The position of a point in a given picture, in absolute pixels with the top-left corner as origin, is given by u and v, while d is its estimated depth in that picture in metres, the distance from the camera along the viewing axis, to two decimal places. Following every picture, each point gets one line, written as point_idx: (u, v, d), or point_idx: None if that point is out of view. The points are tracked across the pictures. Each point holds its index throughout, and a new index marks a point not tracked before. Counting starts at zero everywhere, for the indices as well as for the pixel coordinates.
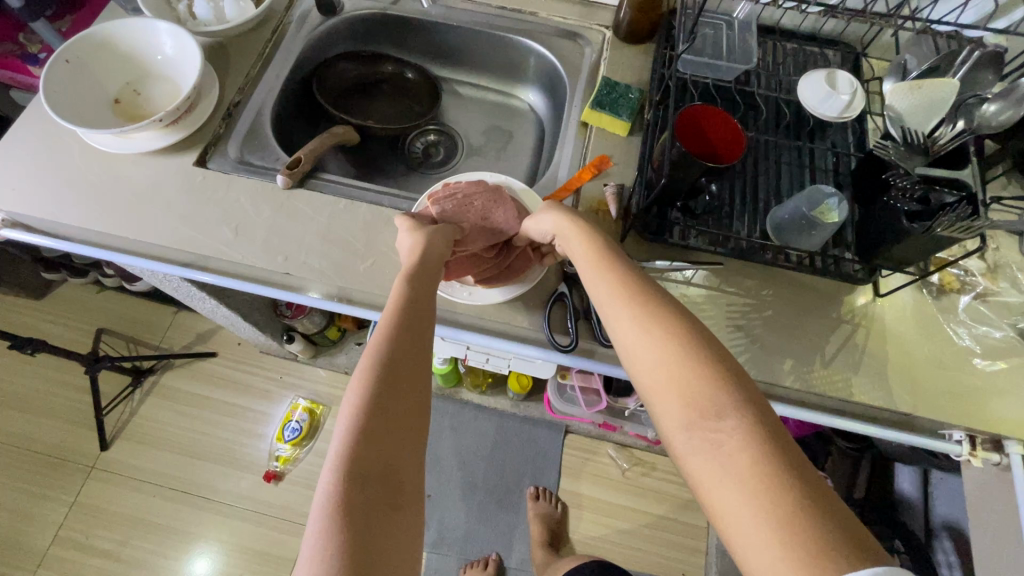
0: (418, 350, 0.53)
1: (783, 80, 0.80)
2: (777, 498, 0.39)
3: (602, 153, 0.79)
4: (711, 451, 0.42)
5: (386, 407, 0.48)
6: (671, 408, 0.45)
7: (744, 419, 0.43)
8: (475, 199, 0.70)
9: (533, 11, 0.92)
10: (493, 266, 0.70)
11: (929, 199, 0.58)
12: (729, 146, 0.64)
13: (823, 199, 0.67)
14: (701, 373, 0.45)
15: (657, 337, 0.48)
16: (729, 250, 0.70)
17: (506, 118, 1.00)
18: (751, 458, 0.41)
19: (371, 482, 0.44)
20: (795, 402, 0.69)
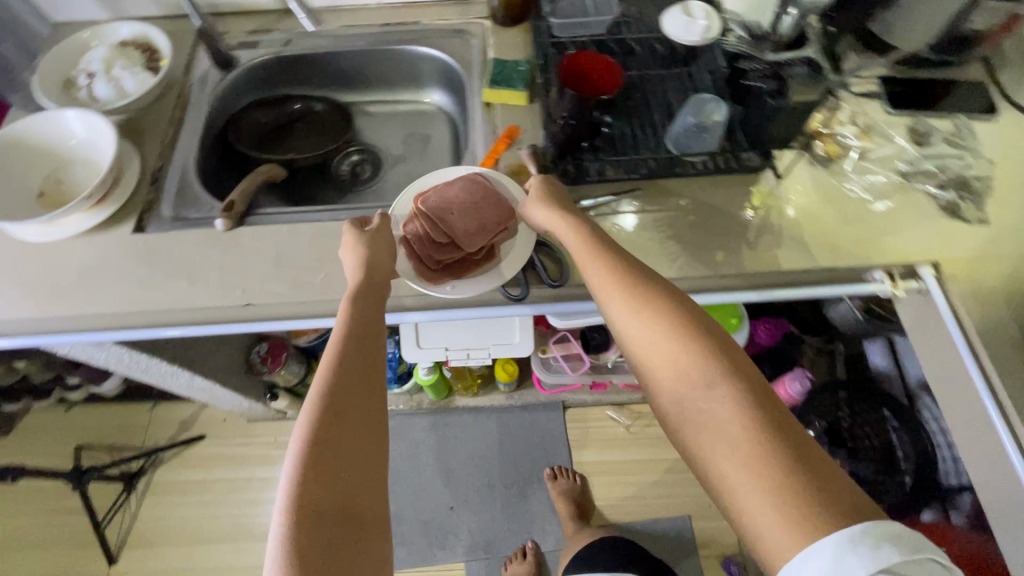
0: (373, 385, 0.57)
1: (649, 22, 0.89)
2: (765, 462, 0.45)
3: (511, 124, 0.86)
4: (707, 424, 0.49)
5: (336, 444, 0.52)
6: (669, 385, 0.53)
7: (729, 393, 0.49)
8: (461, 198, 0.74)
9: (416, 21, 0.99)
10: (464, 263, 0.74)
11: (781, 74, 0.68)
12: (607, 79, 0.72)
13: (705, 105, 0.77)
14: (687, 352, 0.52)
15: (641, 323, 0.55)
16: (642, 172, 0.78)
17: (419, 122, 1.06)
18: (741, 426, 0.48)
19: (330, 517, 0.49)
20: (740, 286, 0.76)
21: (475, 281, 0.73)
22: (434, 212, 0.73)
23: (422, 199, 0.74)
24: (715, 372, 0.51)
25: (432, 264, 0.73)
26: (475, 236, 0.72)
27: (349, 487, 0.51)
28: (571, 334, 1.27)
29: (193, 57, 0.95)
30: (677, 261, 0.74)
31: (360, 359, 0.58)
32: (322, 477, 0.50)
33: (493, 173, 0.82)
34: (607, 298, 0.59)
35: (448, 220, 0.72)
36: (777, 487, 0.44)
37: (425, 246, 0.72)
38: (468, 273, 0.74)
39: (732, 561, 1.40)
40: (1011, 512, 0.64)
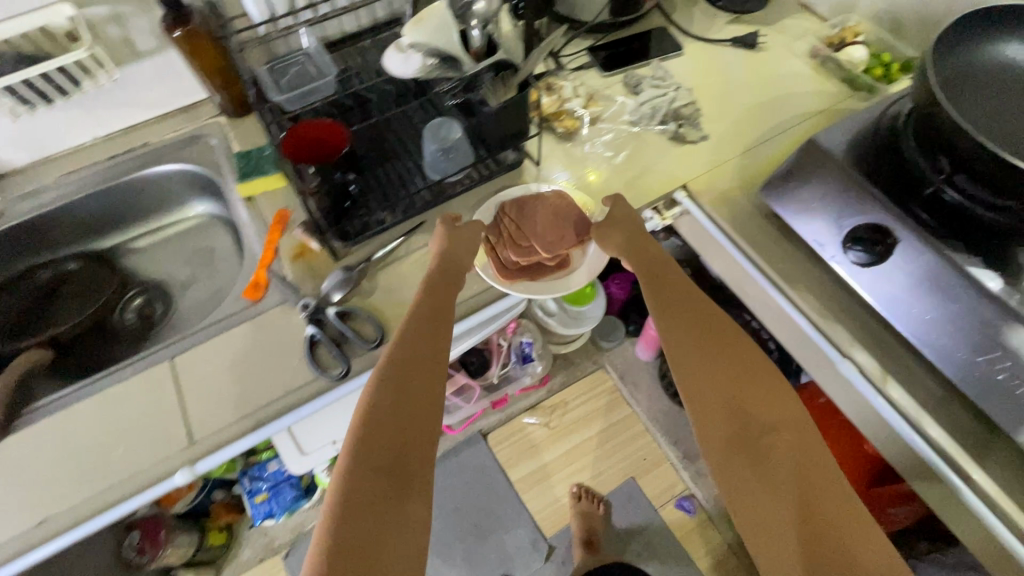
0: (427, 401, 0.61)
1: (373, 69, 0.94)
2: (808, 495, 0.55)
3: (280, 207, 0.84)
4: (768, 457, 0.57)
5: (398, 431, 0.57)
6: (741, 397, 0.62)
7: (788, 436, 0.59)
8: (548, 211, 0.79)
9: (146, 142, 0.93)
10: (533, 270, 0.79)
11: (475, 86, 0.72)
12: (332, 137, 0.72)
13: (439, 128, 0.78)
14: (753, 395, 0.62)
15: (714, 358, 0.64)
16: (420, 206, 0.81)
17: (197, 238, 1.00)
18: (796, 466, 0.57)
19: (383, 482, 0.55)
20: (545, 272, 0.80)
21: (536, 285, 0.78)
22: (518, 216, 0.79)
23: (505, 204, 0.81)
24: (782, 417, 0.60)
25: (508, 264, 0.78)
26: (554, 245, 0.77)
27: (394, 471, 0.56)
28: (451, 368, 1.28)
29: None
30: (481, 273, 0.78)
31: (420, 374, 0.62)
32: (372, 450, 0.56)
33: (278, 264, 0.79)
34: (679, 332, 0.66)
35: (532, 227, 0.78)
36: (818, 518, 0.54)
37: (506, 248, 0.77)
38: (533, 278, 0.78)
39: (683, 497, 1.51)
40: (814, 361, 0.76)
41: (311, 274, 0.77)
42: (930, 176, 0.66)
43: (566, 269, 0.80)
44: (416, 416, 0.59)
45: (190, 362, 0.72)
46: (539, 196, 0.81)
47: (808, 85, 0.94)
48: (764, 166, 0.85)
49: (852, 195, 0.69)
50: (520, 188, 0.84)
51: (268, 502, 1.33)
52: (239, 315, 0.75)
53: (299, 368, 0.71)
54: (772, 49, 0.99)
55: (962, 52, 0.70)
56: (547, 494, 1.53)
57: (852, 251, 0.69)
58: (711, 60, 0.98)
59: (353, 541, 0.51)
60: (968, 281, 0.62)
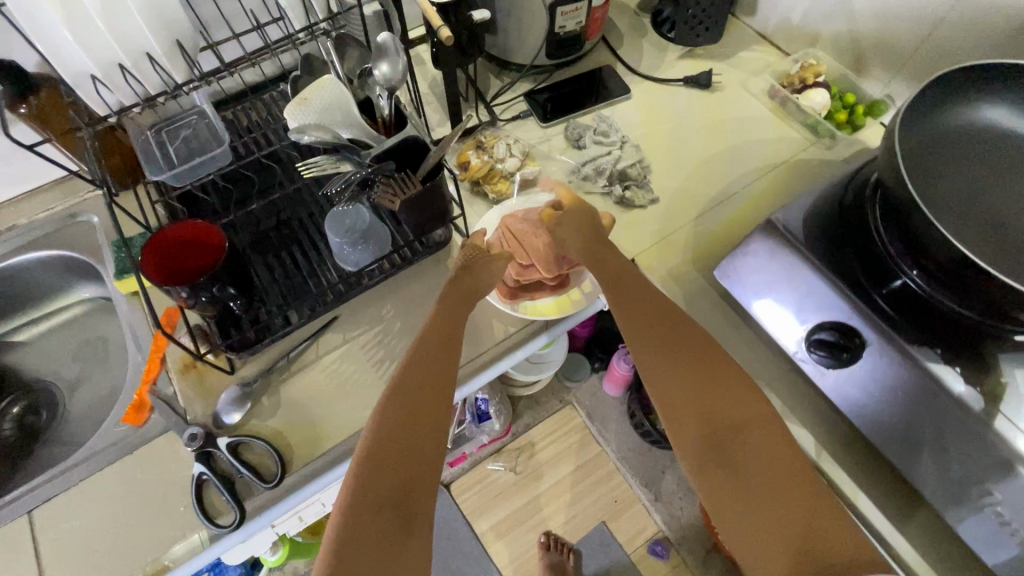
0: (421, 421, 0.52)
1: (278, 129, 0.82)
2: (789, 495, 0.48)
3: (168, 305, 0.72)
4: (738, 459, 0.50)
5: (390, 457, 0.50)
6: (706, 390, 0.53)
7: (764, 434, 0.51)
8: (549, 225, 0.71)
9: (12, 226, 0.80)
10: (534, 287, 0.71)
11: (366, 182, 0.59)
12: (213, 242, 0.61)
13: (342, 218, 0.67)
14: (721, 389, 0.53)
15: (678, 348, 0.56)
16: (328, 302, 0.69)
17: (87, 327, 0.87)
18: (771, 469, 0.49)
19: (388, 512, 0.48)
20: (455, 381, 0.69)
21: (535, 305, 0.71)
22: (520, 231, 0.71)
23: (508, 216, 0.73)
24: (750, 414, 0.52)
25: (509, 282, 0.70)
26: (555, 263, 0.69)
27: (402, 488, 0.49)
28: None
29: None
30: None
31: (426, 376, 0.55)
32: (376, 477, 0.49)
33: (164, 380, 0.68)
34: (645, 316, 0.58)
35: (532, 243, 0.70)
36: (807, 527, 0.46)
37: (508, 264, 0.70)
38: (533, 295, 0.71)
39: (656, 541, 1.44)
40: None
41: (202, 392, 0.66)
42: (891, 267, 0.59)
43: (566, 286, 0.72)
44: (418, 439, 0.52)
45: (55, 514, 0.61)
46: (539, 209, 0.74)
47: (767, 130, 0.86)
48: (721, 232, 0.77)
49: (810, 283, 0.61)
50: (523, 201, 0.76)
51: None
52: (115, 448, 0.64)
53: (185, 517, 0.60)
54: (728, 87, 0.90)
55: (934, 116, 0.62)
56: (514, 545, 1.45)
57: (815, 353, 0.59)
58: (661, 104, 0.88)
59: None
60: (934, 389, 0.55)
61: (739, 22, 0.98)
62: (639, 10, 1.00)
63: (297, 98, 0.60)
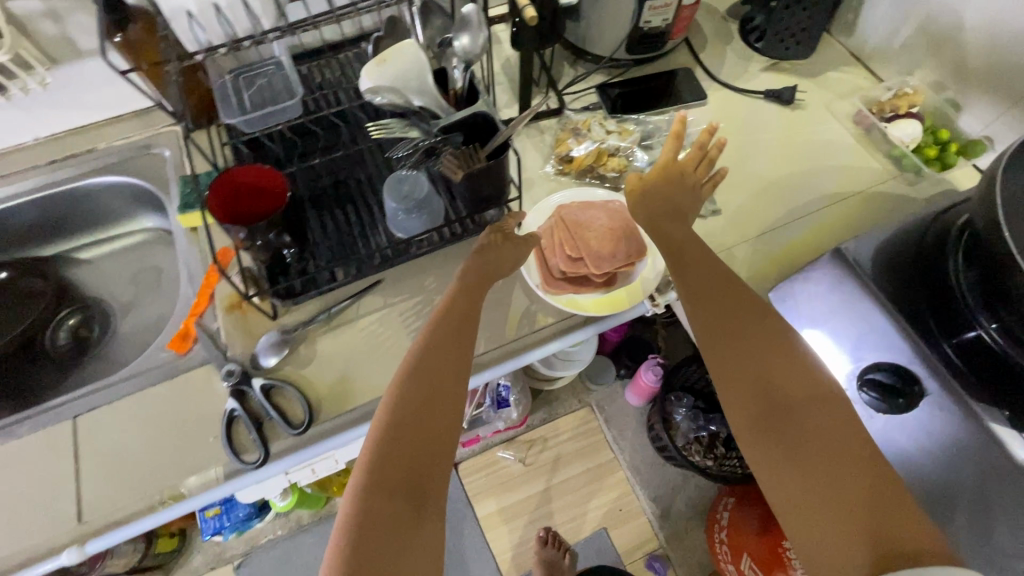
0: (441, 391, 0.53)
1: (350, 89, 0.83)
2: (850, 475, 0.46)
3: (223, 245, 0.74)
4: (805, 435, 0.48)
5: (406, 428, 0.50)
6: (764, 370, 0.52)
7: (833, 409, 0.49)
8: (604, 222, 0.71)
9: (91, 148, 0.84)
10: (578, 281, 0.69)
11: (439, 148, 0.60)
12: (274, 188, 0.62)
13: (400, 184, 0.68)
14: (789, 362, 0.52)
15: (746, 317, 0.54)
16: (376, 265, 0.70)
17: (146, 255, 0.91)
18: (845, 445, 0.47)
19: (399, 498, 0.48)
20: (484, 364, 0.69)
21: (575, 300, 0.69)
22: (573, 224, 0.70)
23: (562, 207, 0.72)
24: (814, 392, 0.50)
25: (552, 271, 0.69)
26: (604, 260, 0.68)
27: (422, 459, 0.50)
28: None
29: None
30: None
31: (443, 356, 0.55)
32: (386, 452, 0.49)
33: (210, 315, 0.70)
34: (694, 283, 0.56)
35: (585, 236, 0.69)
36: (864, 511, 0.44)
37: (557, 253, 0.69)
38: (576, 290, 0.69)
39: (654, 557, 1.41)
40: None
41: (243, 333, 0.68)
42: (966, 317, 0.55)
43: (610, 287, 0.69)
44: (436, 410, 0.52)
45: (93, 425, 0.63)
46: (595, 206, 0.73)
47: (845, 157, 0.81)
48: (780, 256, 0.74)
49: (869, 321, 0.58)
50: (581, 193, 0.75)
51: (218, 518, 1.27)
52: (156, 372, 0.67)
53: (213, 447, 0.62)
54: (811, 107, 0.86)
55: None
56: (511, 535, 1.45)
57: (865, 393, 0.56)
58: (737, 115, 0.85)
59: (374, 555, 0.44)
60: (992, 452, 0.51)
61: (833, 40, 0.93)
62: (728, 14, 0.96)
63: (378, 55, 0.60)
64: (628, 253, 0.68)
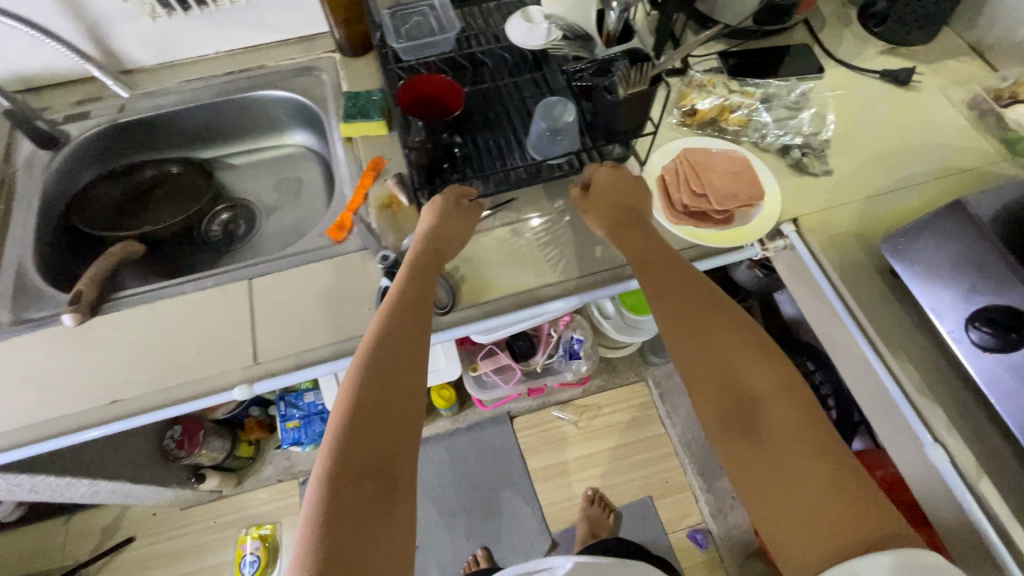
0: (413, 366, 0.60)
1: (495, 32, 0.91)
2: (805, 474, 0.50)
3: (376, 155, 0.83)
4: (765, 432, 0.53)
5: (381, 405, 0.56)
6: (718, 384, 0.57)
7: (777, 414, 0.54)
8: (728, 165, 0.78)
9: (260, 65, 0.94)
10: (700, 215, 0.76)
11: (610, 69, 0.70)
12: (452, 98, 0.71)
13: (553, 108, 0.74)
14: (743, 361, 0.58)
15: (703, 323, 0.61)
16: (513, 183, 0.78)
17: (289, 168, 1.01)
18: (799, 435, 0.52)
19: (369, 480, 0.52)
20: (603, 281, 0.75)
21: (697, 232, 0.75)
22: (699, 165, 0.77)
23: (689, 151, 0.79)
24: (767, 394, 0.56)
25: (676, 206, 0.76)
26: (727, 199, 0.74)
27: (399, 429, 0.56)
28: (497, 346, 1.28)
29: (13, 142, 0.85)
30: (559, 264, 0.75)
31: (416, 324, 0.63)
32: (360, 431, 0.54)
33: (364, 212, 0.79)
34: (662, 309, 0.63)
35: (710, 176, 0.76)
36: (824, 503, 0.49)
37: (682, 190, 0.76)
38: (699, 223, 0.76)
39: (697, 530, 1.45)
40: (890, 432, 0.71)
41: (394, 228, 0.78)
42: None
43: (728, 224, 0.76)
44: (407, 386, 0.58)
45: (265, 287, 0.73)
46: (717, 152, 0.79)
47: (957, 137, 0.85)
48: (890, 218, 0.78)
49: (989, 270, 0.63)
50: (705, 142, 0.81)
51: (298, 430, 1.37)
52: (319, 252, 0.76)
53: (366, 316, 0.71)
54: (925, 90, 0.90)
55: None
56: (559, 490, 1.52)
57: (977, 330, 0.62)
58: (853, 90, 0.89)
59: (354, 526, 0.49)
60: None
61: (951, 32, 0.97)
62: (848, 1, 1.01)
63: None
64: (748, 196, 0.75)
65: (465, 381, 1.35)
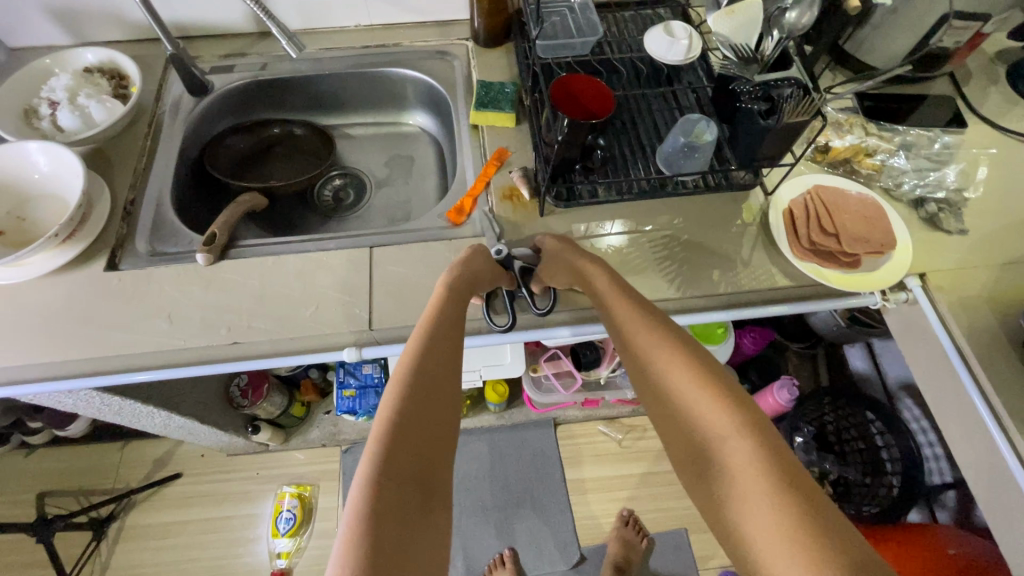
0: (441, 376, 0.59)
1: (632, 43, 0.91)
2: (776, 501, 0.48)
3: (500, 146, 0.85)
4: (730, 466, 0.51)
5: (408, 415, 0.54)
6: (694, 421, 0.55)
7: (741, 444, 0.52)
8: (861, 208, 0.76)
9: (397, 43, 0.97)
10: (826, 254, 0.74)
11: (772, 95, 0.69)
12: (599, 102, 0.71)
13: (694, 125, 0.75)
14: (701, 391, 0.55)
15: (654, 369, 0.60)
16: (634, 193, 0.78)
17: (402, 145, 1.04)
18: (755, 468, 0.50)
19: (405, 498, 0.51)
20: (711, 305, 0.75)
21: (823, 269, 0.74)
22: (831, 205, 0.76)
23: (822, 188, 0.78)
24: (727, 422, 0.53)
25: (804, 241, 0.75)
26: (858, 243, 0.73)
27: (426, 443, 0.55)
28: (562, 351, 1.27)
29: (165, 84, 0.90)
30: (675, 281, 0.75)
31: (450, 338, 0.62)
32: (395, 447, 0.52)
33: (484, 199, 0.81)
34: (636, 346, 0.62)
35: (841, 218, 0.75)
36: (791, 532, 0.46)
37: (811, 225, 0.75)
38: (826, 262, 0.74)
39: (729, 571, 1.41)
40: (1001, 510, 0.67)
41: (513, 220, 0.79)
42: None
43: (854, 269, 0.74)
44: (436, 398, 0.57)
45: (386, 257, 0.75)
46: (848, 193, 0.78)
47: None
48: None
49: None
50: (838, 182, 0.79)
51: (353, 400, 1.38)
52: (438, 233, 0.78)
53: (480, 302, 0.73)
54: None
55: None
56: (593, 506, 1.50)
57: None
58: (995, 150, 0.86)
59: (390, 544, 0.47)
60: None
61: None
62: (995, 58, 0.97)
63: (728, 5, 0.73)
64: (879, 242, 0.73)
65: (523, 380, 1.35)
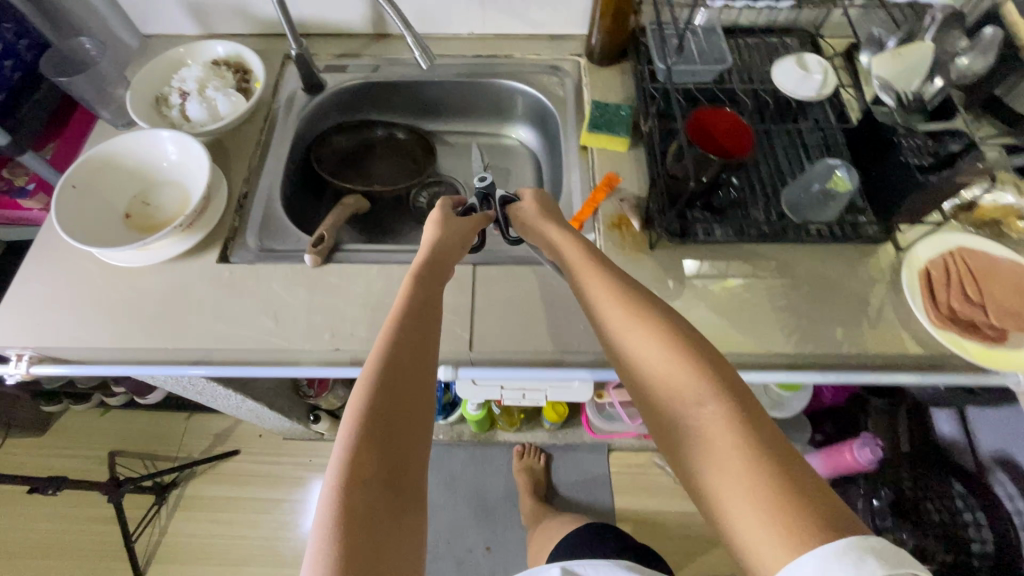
0: (413, 335, 0.51)
1: (758, 72, 0.86)
2: (763, 476, 0.40)
3: (610, 171, 0.82)
4: (705, 437, 0.43)
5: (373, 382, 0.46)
6: (667, 395, 0.47)
7: (718, 413, 0.44)
8: (1014, 278, 0.69)
9: (508, 54, 0.96)
10: (967, 324, 0.68)
11: (938, 150, 0.63)
12: (737, 141, 0.68)
13: (833, 172, 0.71)
14: (675, 360, 0.47)
15: (622, 339, 0.51)
16: (752, 236, 0.72)
17: (498, 156, 1.02)
18: (733, 439, 0.42)
19: (372, 488, 0.42)
20: (829, 364, 0.70)
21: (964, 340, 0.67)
22: (979, 271, 0.70)
23: (967, 251, 0.71)
24: (700, 391, 0.45)
25: (943, 309, 0.69)
26: (1009, 316, 0.66)
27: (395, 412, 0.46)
28: None
29: (281, 80, 0.92)
30: (793, 334, 0.70)
31: (422, 301, 0.54)
32: (370, 429, 0.44)
33: (591, 226, 0.78)
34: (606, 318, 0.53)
35: (989, 287, 0.68)
36: (778, 508, 0.38)
37: (950, 292, 0.69)
38: (970, 333, 0.67)
39: None
40: None
41: (621, 250, 0.76)
42: None
43: (1003, 343, 0.66)
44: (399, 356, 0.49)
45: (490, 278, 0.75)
46: (998, 259, 0.71)
47: None
48: None
49: None
50: (987, 245, 0.72)
51: None
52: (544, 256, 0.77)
53: (583, 334, 0.71)
54: None
55: None
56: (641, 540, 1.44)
57: None
58: None
59: (359, 547, 0.38)
60: None
61: None
62: None
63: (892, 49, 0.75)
64: None
65: (586, 403, 1.33)
